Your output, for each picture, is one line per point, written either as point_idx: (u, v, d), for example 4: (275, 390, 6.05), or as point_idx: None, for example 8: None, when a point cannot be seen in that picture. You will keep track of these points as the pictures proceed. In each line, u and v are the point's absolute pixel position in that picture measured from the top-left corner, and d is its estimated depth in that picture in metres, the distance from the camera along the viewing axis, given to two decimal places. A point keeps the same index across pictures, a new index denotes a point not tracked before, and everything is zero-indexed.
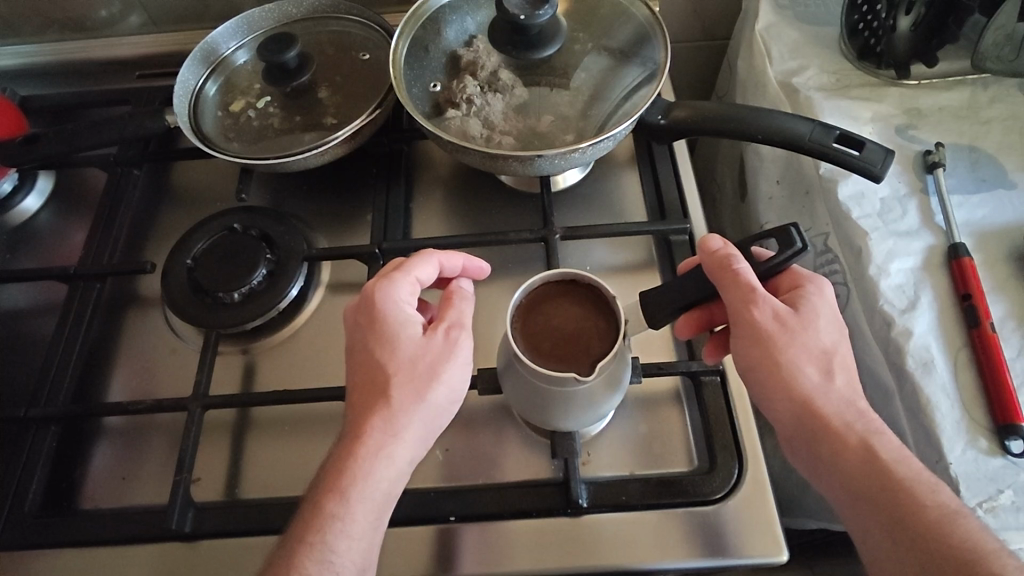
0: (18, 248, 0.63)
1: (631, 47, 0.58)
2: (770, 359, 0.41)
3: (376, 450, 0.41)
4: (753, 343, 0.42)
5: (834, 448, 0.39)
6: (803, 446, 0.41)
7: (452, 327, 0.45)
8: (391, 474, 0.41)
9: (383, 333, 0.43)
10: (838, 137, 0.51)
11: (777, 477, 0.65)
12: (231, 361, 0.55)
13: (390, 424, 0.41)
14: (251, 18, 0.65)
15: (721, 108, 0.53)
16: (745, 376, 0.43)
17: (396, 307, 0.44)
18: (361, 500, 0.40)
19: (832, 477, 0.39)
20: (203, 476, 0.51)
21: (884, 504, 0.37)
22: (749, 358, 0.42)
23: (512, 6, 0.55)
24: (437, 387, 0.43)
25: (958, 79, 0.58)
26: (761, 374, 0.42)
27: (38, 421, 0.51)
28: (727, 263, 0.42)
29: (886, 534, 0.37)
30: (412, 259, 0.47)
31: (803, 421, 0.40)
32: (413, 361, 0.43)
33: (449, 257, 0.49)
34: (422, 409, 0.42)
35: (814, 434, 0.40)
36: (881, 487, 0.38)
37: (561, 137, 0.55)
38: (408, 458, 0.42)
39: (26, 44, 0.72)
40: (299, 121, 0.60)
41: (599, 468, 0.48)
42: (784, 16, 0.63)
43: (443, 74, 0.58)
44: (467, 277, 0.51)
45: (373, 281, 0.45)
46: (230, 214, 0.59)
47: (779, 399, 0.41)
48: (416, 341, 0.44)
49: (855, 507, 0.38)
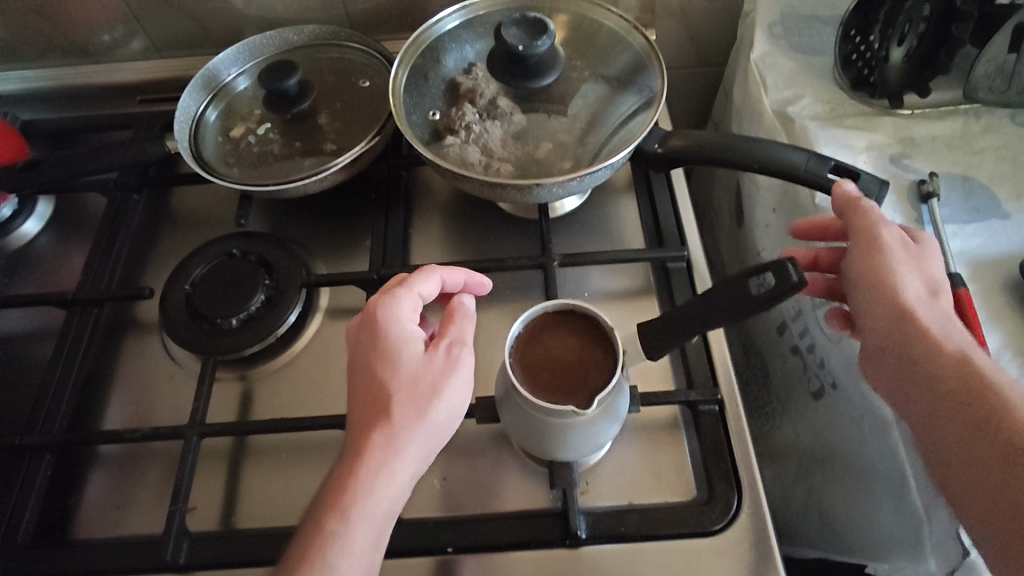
0: (16, 272, 0.63)
1: (628, 75, 0.59)
2: (883, 266, 0.45)
3: (377, 468, 0.40)
4: (869, 250, 0.46)
5: (926, 360, 0.42)
6: (895, 353, 0.43)
7: (453, 343, 0.45)
8: (392, 493, 0.40)
9: (385, 350, 0.43)
10: (833, 167, 0.52)
11: (775, 505, 0.65)
12: (229, 388, 0.55)
13: (390, 441, 0.41)
14: (253, 46, 0.65)
15: (717, 138, 0.54)
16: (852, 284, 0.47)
17: (399, 324, 0.44)
18: (363, 519, 0.39)
19: (924, 386, 0.41)
20: (199, 505, 0.50)
21: (971, 411, 0.39)
22: (860, 262, 0.46)
23: (511, 36, 0.55)
24: (439, 405, 0.42)
25: (951, 108, 0.59)
26: (869, 280, 0.45)
27: (33, 449, 0.51)
28: (856, 203, 0.48)
29: (965, 434, 0.38)
30: (414, 275, 0.47)
31: (898, 327, 0.43)
32: (415, 378, 0.43)
33: (450, 273, 0.49)
34: (424, 426, 0.42)
35: (907, 344, 0.43)
36: (970, 394, 0.39)
37: (559, 164, 0.55)
38: (409, 477, 0.41)
39: (28, 69, 0.73)
40: (299, 147, 0.61)
41: (597, 498, 0.48)
42: (778, 45, 0.64)
43: (443, 102, 0.59)
44: (469, 292, 0.51)
45: (374, 298, 0.45)
46: (229, 240, 0.59)
47: (878, 305, 0.45)
48: (418, 358, 0.43)
49: (942, 417, 0.40)
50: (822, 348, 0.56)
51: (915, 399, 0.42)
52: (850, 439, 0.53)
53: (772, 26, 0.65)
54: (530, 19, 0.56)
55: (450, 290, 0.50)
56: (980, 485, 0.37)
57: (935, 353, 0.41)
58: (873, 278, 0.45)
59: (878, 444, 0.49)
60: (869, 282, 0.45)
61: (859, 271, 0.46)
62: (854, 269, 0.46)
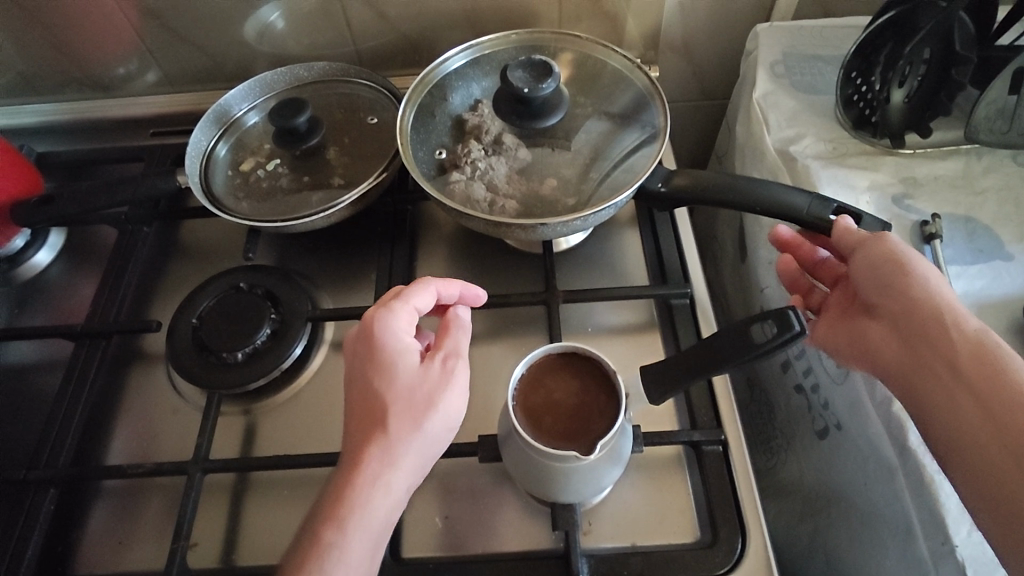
0: (27, 303, 0.63)
1: (631, 112, 0.59)
2: (896, 261, 0.46)
3: (373, 480, 0.40)
4: (880, 252, 0.47)
5: (940, 347, 0.43)
6: (914, 339, 0.44)
7: (449, 355, 0.45)
8: (387, 504, 0.41)
9: (381, 364, 0.43)
10: (835, 210, 0.52)
11: (780, 543, 0.64)
12: (232, 422, 0.55)
13: (387, 453, 0.41)
14: (264, 81, 0.67)
15: (719, 178, 0.54)
16: (867, 279, 0.48)
17: (394, 336, 0.44)
18: (360, 529, 0.40)
19: (935, 369, 0.42)
20: (201, 541, 0.50)
21: (980, 395, 0.40)
22: (874, 259, 0.47)
23: (517, 79, 0.56)
24: (435, 417, 0.42)
25: (952, 148, 0.60)
26: (885, 273, 0.47)
27: (37, 483, 0.51)
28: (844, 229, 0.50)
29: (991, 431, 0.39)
30: (410, 288, 0.47)
31: (915, 316, 0.44)
32: (410, 391, 0.43)
33: (446, 285, 0.49)
34: (419, 438, 0.42)
35: (922, 331, 0.44)
36: (981, 379, 0.40)
37: (563, 201, 0.56)
38: (404, 487, 0.41)
39: (45, 102, 0.74)
40: (307, 181, 0.62)
41: (600, 539, 0.48)
42: (781, 84, 0.65)
43: (450, 138, 0.60)
44: (464, 304, 0.51)
45: (372, 310, 0.45)
46: (236, 273, 0.60)
47: (896, 296, 0.46)
48: (413, 370, 0.44)
49: (952, 399, 0.41)
50: (826, 388, 0.56)
51: (925, 381, 0.43)
52: (856, 480, 0.53)
53: (774, 66, 0.66)
54: (536, 62, 0.57)
55: (445, 302, 0.49)
56: (998, 487, 0.38)
57: (951, 338, 0.42)
58: (889, 273, 0.46)
59: (884, 489, 0.49)
60: (886, 276, 0.46)
61: (870, 268, 0.48)
62: (866, 267, 0.48)
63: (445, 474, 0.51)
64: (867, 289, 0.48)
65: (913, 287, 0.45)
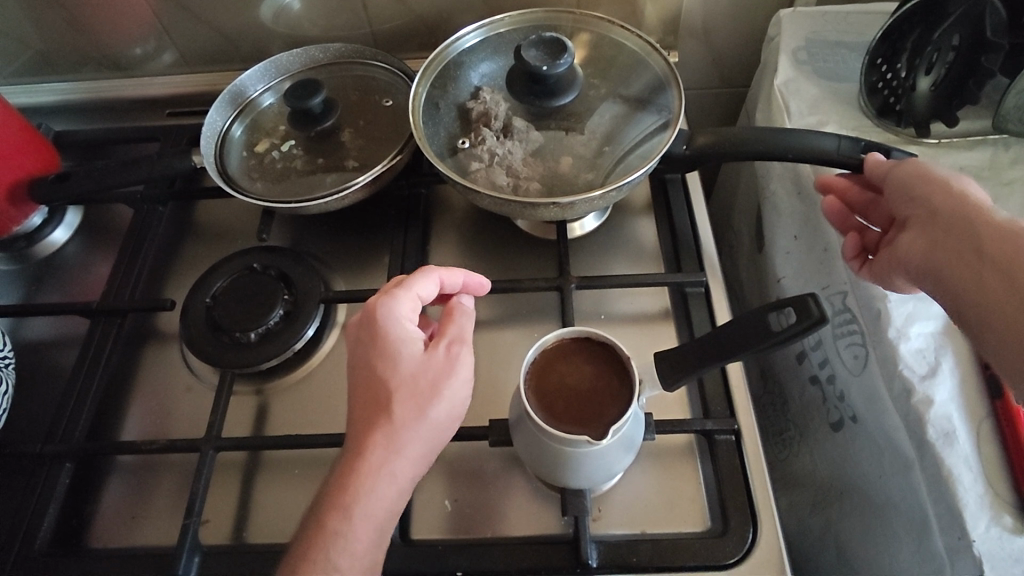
0: (44, 280, 0.64)
1: (647, 95, 0.58)
2: (919, 172, 0.47)
3: (378, 467, 0.40)
4: (908, 169, 0.48)
5: (960, 225, 0.43)
6: (943, 232, 0.44)
7: (453, 342, 0.45)
8: (393, 491, 0.41)
9: (384, 352, 0.43)
10: (865, 148, 0.53)
11: (792, 535, 0.64)
12: (245, 401, 0.56)
13: (391, 440, 0.41)
14: (279, 63, 0.66)
15: (743, 133, 0.55)
16: (900, 199, 0.48)
17: (397, 323, 0.45)
18: (365, 517, 0.40)
19: (960, 247, 0.42)
20: (212, 517, 0.51)
21: (1006, 268, 0.40)
22: (898, 183, 0.48)
23: (531, 58, 0.56)
24: (439, 404, 0.42)
25: (979, 138, 0.58)
26: (911, 184, 0.47)
27: (52, 458, 0.51)
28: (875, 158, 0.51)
29: None
30: (414, 275, 0.47)
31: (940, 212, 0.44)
32: (415, 377, 0.43)
33: (449, 272, 0.48)
34: (424, 425, 0.42)
35: (948, 221, 0.44)
36: (1003, 251, 0.40)
37: (581, 178, 0.55)
38: (409, 476, 0.41)
39: (63, 81, 0.75)
40: (321, 163, 0.61)
41: (610, 526, 0.47)
42: (802, 71, 0.64)
43: (457, 128, 0.59)
44: (468, 292, 0.50)
45: (374, 298, 0.46)
46: (249, 254, 0.60)
47: (921, 203, 0.46)
48: (417, 356, 0.44)
49: (981, 279, 0.41)
50: (844, 380, 0.55)
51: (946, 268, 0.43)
52: (871, 472, 0.52)
53: (796, 52, 0.65)
54: (548, 40, 0.57)
55: (449, 290, 0.49)
56: None
57: (972, 217, 0.43)
58: (912, 185, 0.47)
59: (900, 482, 0.48)
60: (910, 189, 0.47)
61: (900, 189, 0.48)
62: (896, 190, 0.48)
63: (453, 458, 0.51)
64: (899, 207, 0.48)
65: (935, 186, 0.45)
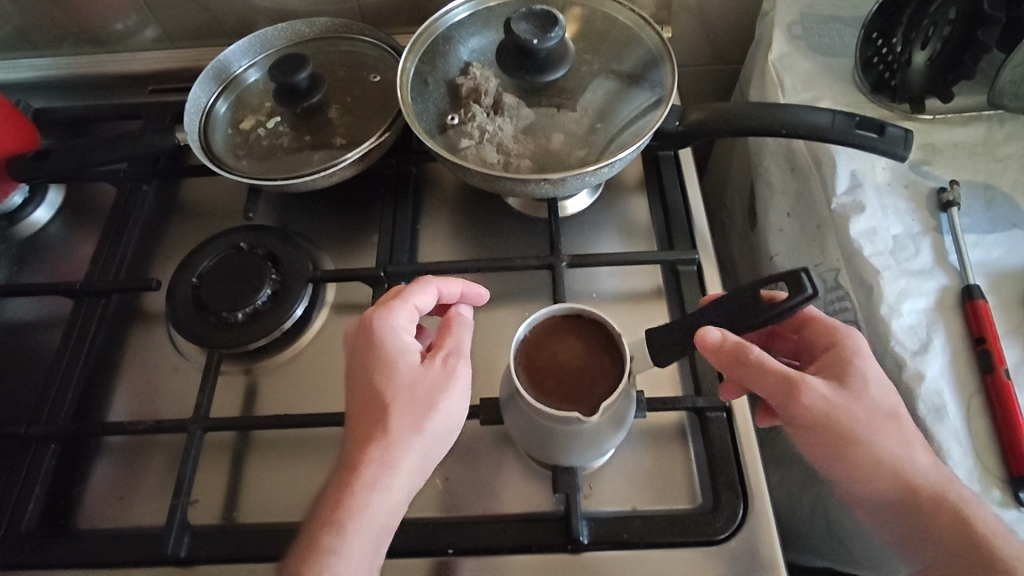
0: (26, 261, 0.63)
1: (641, 71, 0.57)
2: (829, 428, 0.41)
3: (372, 483, 0.40)
4: (803, 417, 0.41)
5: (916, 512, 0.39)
6: (899, 514, 0.40)
7: (450, 354, 0.44)
8: (388, 505, 0.40)
9: (381, 360, 0.43)
10: (860, 123, 0.52)
11: (783, 511, 0.64)
12: (233, 382, 0.55)
13: (387, 454, 0.40)
14: (264, 38, 0.65)
15: (737, 109, 0.54)
16: (809, 446, 0.42)
17: (394, 334, 0.44)
18: (359, 532, 0.39)
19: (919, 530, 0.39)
20: (201, 498, 0.50)
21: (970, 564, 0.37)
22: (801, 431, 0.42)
23: (523, 31, 0.54)
24: (436, 417, 0.42)
25: (974, 114, 0.58)
26: (826, 443, 0.41)
27: (38, 439, 0.51)
28: (739, 355, 0.41)
29: None
30: (411, 286, 0.46)
31: (898, 493, 0.40)
32: (411, 386, 0.42)
33: (447, 283, 0.48)
34: (421, 438, 0.41)
35: (894, 506, 0.40)
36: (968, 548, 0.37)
37: (573, 154, 0.54)
38: (405, 490, 0.41)
39: (42, 56, 0.73)
40: (308, 141, 0.60)
41: (601, 502, 0.48)
42: (797, 46, 0.63)
43: (447, 104, 0.57)
44: (466, 303, 0.50)
45: (372, 309, 0.45)
46: (237, 233, 0.59)
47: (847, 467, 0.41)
48: (414, 367, 0.43)
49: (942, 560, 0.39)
50: None
51: (896, 530, 0.40)
52: None
53: (790, 27, 0.64)
54: (539, 13, 0.56)
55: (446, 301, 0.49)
56: None
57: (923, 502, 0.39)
58: (823, 442, 0.41)
59: None
60: (823, 447, 0.41)
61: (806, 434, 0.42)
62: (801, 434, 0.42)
63: None
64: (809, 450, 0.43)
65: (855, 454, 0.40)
